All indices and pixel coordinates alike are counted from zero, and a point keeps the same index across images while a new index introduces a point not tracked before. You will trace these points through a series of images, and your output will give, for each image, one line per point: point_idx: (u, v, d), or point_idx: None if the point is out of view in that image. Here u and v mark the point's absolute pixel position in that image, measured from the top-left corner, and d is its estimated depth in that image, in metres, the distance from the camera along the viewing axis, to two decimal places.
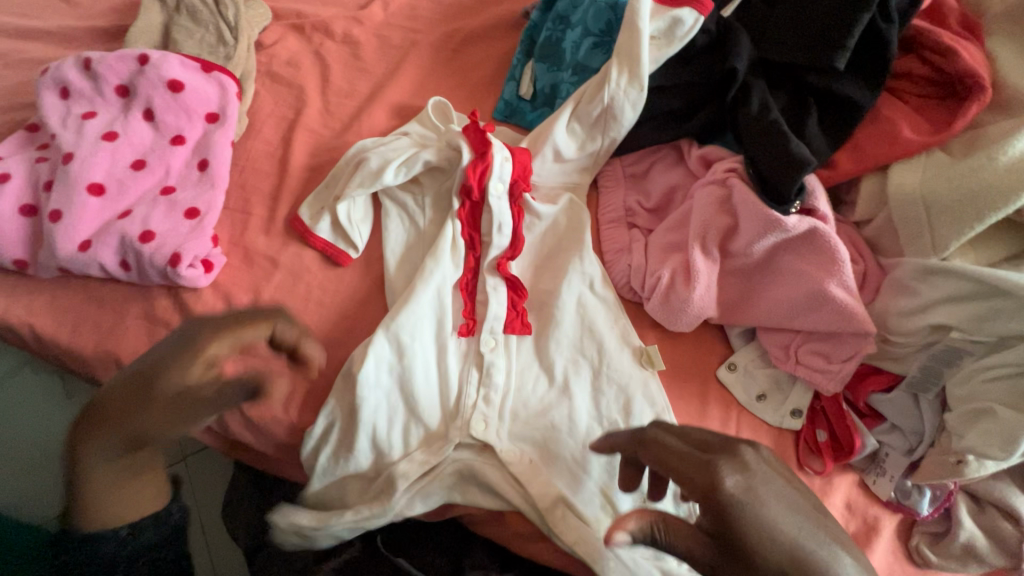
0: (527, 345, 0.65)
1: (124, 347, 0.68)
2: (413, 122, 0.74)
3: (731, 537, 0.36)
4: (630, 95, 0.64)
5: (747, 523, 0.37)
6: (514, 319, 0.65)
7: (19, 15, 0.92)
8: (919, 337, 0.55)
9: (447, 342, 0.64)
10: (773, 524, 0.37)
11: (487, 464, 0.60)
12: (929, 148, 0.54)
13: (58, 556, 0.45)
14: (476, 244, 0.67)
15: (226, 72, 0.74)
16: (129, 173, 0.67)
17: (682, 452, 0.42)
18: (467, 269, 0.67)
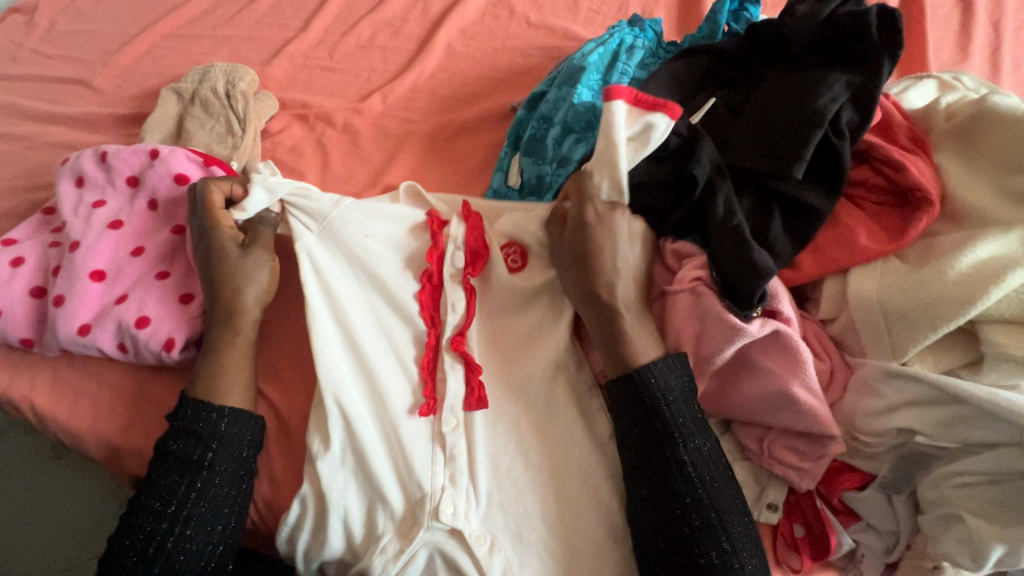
0: (484, 423, 0.67)
1: (116, 425, 0.71)
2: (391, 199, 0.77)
3: (615, 320, 0.63)
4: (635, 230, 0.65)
5: (628, 327, 0.62)
6: (469, 396, 0.67)
7: (48, 100, 1.00)
8: (887, 438, 0.56)
9: (403, 423, 0.65)
10: (636, 335, 0.62)
11: (459, 548, 0.62)
12: (884, 256, 0.57)
13: (176, 452, 0.61)
14: (437, 323, 0.70)
15: (226, 166, 0.79)
16: (128, 259, 0.72)
17: (601, 298, 0.63)
18: (426, 347, 0.69)
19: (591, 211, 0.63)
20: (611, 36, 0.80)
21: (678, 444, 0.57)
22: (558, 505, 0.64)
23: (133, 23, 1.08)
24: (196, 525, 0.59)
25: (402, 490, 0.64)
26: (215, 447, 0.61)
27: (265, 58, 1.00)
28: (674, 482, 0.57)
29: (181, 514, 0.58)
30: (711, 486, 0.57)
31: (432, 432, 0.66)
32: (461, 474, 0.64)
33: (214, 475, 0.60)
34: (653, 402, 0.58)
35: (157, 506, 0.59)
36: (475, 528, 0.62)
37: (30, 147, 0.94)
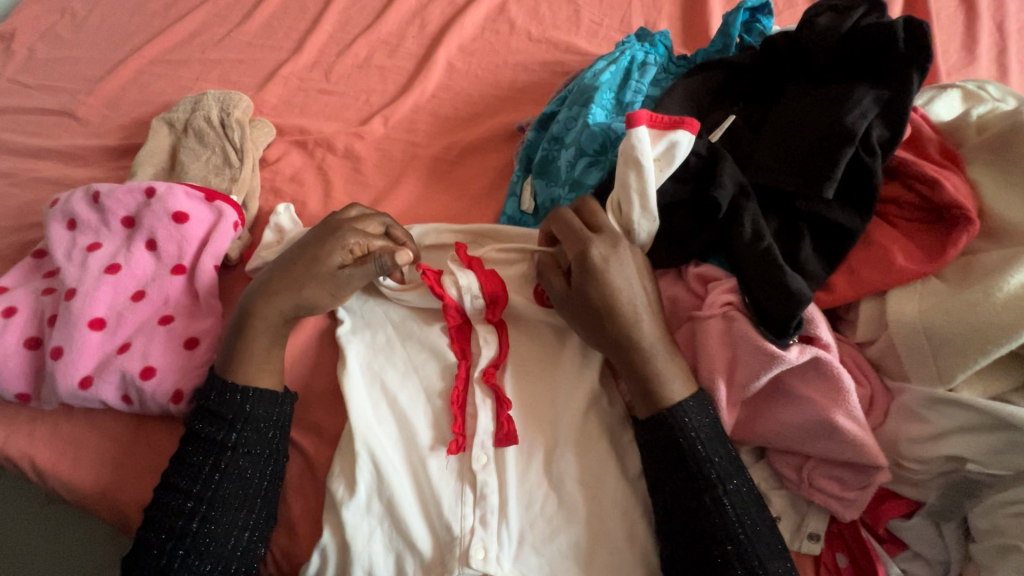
0: (518, 458, 0.64)
1: (123, 480, 0.67)
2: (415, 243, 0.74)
3: (637, 365, 0.59)
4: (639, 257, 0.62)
5: (653, 370, 0.58)
6: (502, 430, 0.64)
7: (31, 133, 0.95)
8: (936, 465, 0.54)
9: (431, 461, 0.63)
10: (665, 378, 0.58)
11: None
12: (924, 276, 0.55)
13: (202, 428, 0.62)
14: (467, 355, 0.68)
15: (229, 201, 0.75)
16: (128, 305, 0.69)
17: (611, 342, 0.59)
18: (457, 380, 0.66)
19: (595, 252, 0.59)
20: (622, 52, 0.78)
21: (718, 486, 0.55)
22: (588, 544, 0.61)
23: (117, 49, 1.04)
24: (221, 505, 0.59)
25: (432, 533, 0.61)
26: (240, 429, 0.61)
27: (259, 82, 0.96)
28: (714, 531, 0.54)
29: (207, 495, 0.59)
30: (751, 530, 0.54)
31: (462, 468, 0.64)
32: (491, 515, 0.61)
33: (238, 455, 0.61)
34: (687, 444, 0.56)
35: (186, 488, 0.59)
36: (509, 571, 0.60)
37: (14, 183, 0.89)
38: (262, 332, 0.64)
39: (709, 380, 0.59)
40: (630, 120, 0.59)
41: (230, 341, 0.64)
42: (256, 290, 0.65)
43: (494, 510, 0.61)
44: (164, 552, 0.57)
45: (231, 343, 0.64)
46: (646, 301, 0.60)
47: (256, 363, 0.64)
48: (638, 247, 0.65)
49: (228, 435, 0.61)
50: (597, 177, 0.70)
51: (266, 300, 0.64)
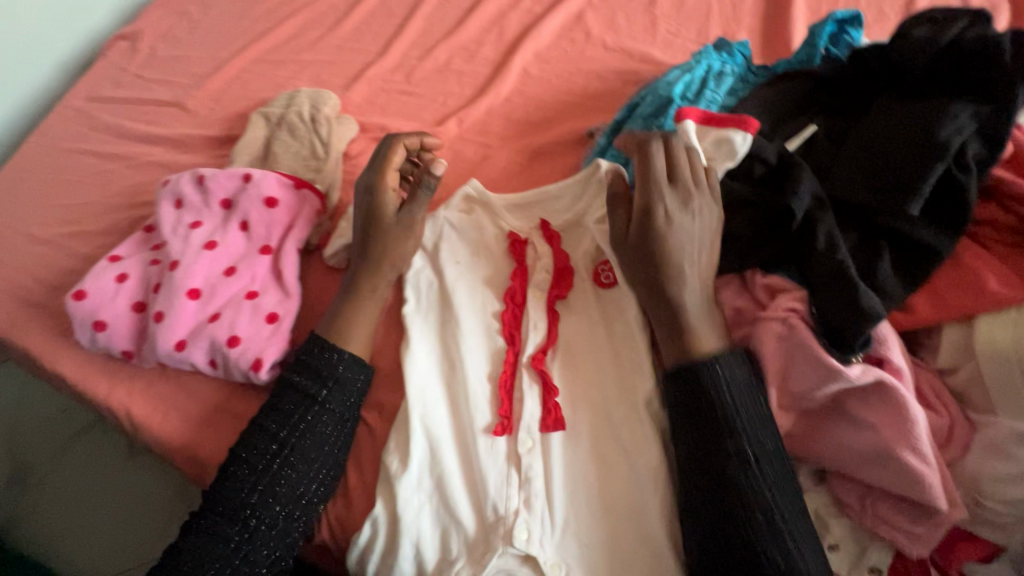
0: (563, 444, 0.67)
1: (203, 437, 0.74)
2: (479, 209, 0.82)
3: (677, 322, 0.60)
4: (707, 215, 0.62)
5: (688, 331, 0.59)
6: (548, 417, 0.68)
7: (147, 122, 1.07)
8: (1023, 508, 0.50)
9: (479, 443, 0.67)
10: (706, 351, 0.58)
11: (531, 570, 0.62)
12: (1019, 303, 0.51)
13: (295, 378, 0.67)
14: (516, 340, 0.73)
15: (314, 190, 0.82)
16: (220, 278, 0.75)
17: (656, 293, 0.62)
18: (506, 364, 0.71)
19: (660, 208, 0.61)
20: (699, 62, 0.77)
21: (746, 465, 0.55)
22: (622, 544, 0.63)
23: (224, 50, 1.15)
24: (301, 454, 0.64)
25: (476, 512, 0.65)
26: (330, 387, 0.67)
27: (346, 82, 1.03)
28: (738, 516, 0.54)
29: (291, 441, 0.64)
30: (803, 552, 0.53)
31: (508, 454, 0.67)
32: (534, 497, 0.64)
33: (323, 411, 0.66)
34: (743, 461, 0.55)
35: (277, 431, 0.65)
36: (551, 555, 0.63)
37: (131, 165, 1.00)
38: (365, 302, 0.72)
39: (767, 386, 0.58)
40: (679, 115, 0.66)
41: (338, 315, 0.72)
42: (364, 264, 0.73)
43: (538, 494, 0.64)
44: (251, 485, 0.62)
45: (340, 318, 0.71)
46: (697, 263, 0.61)
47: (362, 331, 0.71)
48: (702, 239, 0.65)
49: (316, 396, 0.66)
50: None
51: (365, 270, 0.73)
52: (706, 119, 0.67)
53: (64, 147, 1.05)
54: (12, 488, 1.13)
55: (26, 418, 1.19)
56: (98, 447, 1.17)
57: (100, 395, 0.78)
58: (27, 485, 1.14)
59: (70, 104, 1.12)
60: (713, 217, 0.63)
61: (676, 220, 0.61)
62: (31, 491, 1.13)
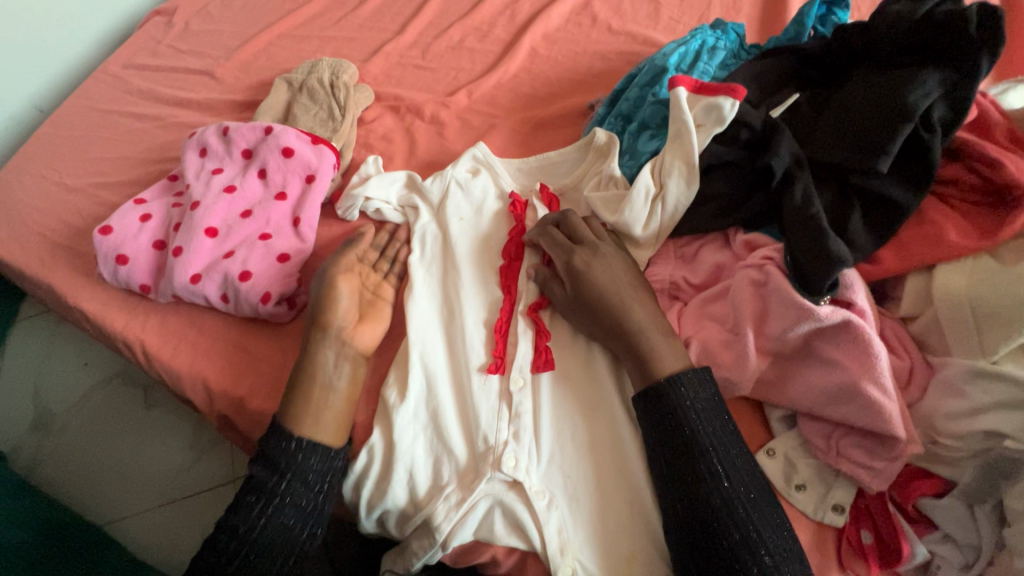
0: (551, 386, 0.71)
1: (213, 367, 0.79)
2: (483, 171, 0.86)
3: (633, 351, 0.64)
4: (668, 195, 0.69)
5: (643, 349, 0.63)
6: (537, 358, 0.71)
7: (178, 88, 1.13)
8: (972, 442, 0.54)
9: (473, 381, 0.71)
10: (651, 346, 0.63)
11: (518, 499, 0.65)
12: (975, 253, 0.55)
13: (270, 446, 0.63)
14: (512, 291, 0.77)
15: (330, 147, 0.86)
16: (237, 221, 0.81)
17: (610, 340, 0.66)
18: (502, 312, 0.75)
19: (577, 260, 0.69)
20: (694, 36, 0.83)
21: (707, 453, 0.58)
22: (603, 487, 0.65)
23: (253, 25, 1.22)
24: (287, 513, 0.61)
25: (467, 443, 0.69)
26: (306, 446, 0.63)
27: (365, 56, 1.09)
28: (710, 508, 0.56)
29: (273, 503, 0.61)
30: (747, 501, 0.56)
31: (501, 391, 0.70)
32: (523, 430, 0.67)
33: (304, 469, 0.62)
34: (681, 412, 0.59)
35: (269, 471, 0.62)
36: (536, 483, 0.65)
37: (161, 126, 1.07)
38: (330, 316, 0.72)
39: (742, 329, 0.63)
40: (672, 82, 0.69)
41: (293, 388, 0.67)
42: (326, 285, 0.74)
43: (525, 428, 0.67)
44: (237, 531, 0.59)
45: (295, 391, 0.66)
46: (624, 272, 0.68)
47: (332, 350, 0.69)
48: (673, 214, 0.71)
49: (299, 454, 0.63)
50: (656, 145, 0.76)
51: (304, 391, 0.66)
52: (699, 87, 0.69)
53: (100, 108, 1.12)
54: (33, 433, 1.19)
55: (50, 368, 1.25)
56: (116, 397, 1.21)
57: (119, 328, 0.83)
58: (47, 431, 1.19)
59: (106, 70, 1.19)
60: (674, 204, 0.70)
61: (593, 265, 0.68)
62: (50, 437, 1.18)
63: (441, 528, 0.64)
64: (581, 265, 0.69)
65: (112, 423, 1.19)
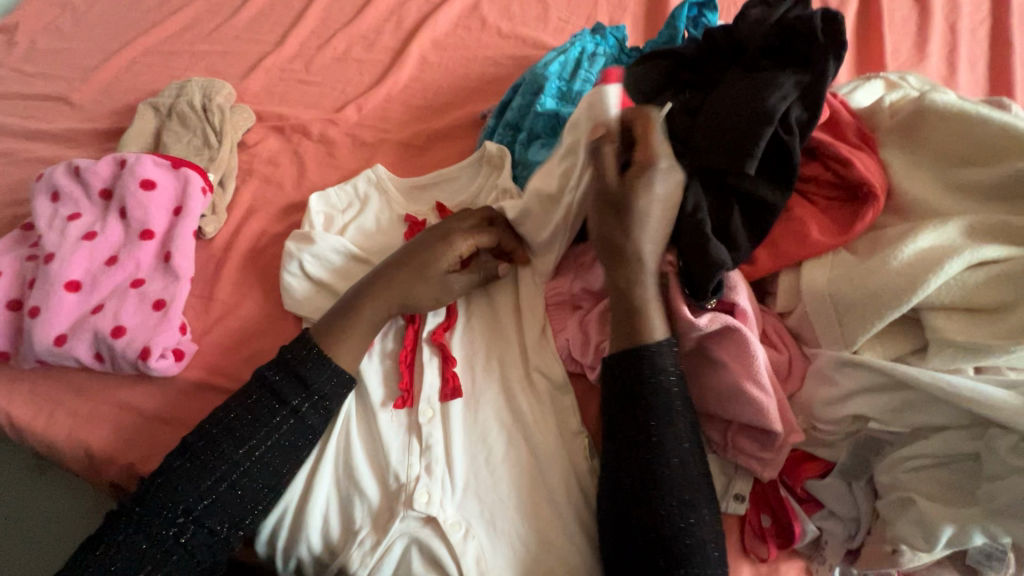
0: (461, 412, 0.70)
1: (95, 433, 0.72)
2: (375, 192, 0.84)
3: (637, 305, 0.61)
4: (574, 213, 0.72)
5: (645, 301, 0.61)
6: (446, 387, 0.70)
7: (28, 117, 1.01)
8: (843, 426, 0.58)
9: (382, 416, 0.69)
10: (650, 302, 0.61)
11: (434, 534, 0.63)
12: (836, 248, 0.59)
13: (221, 442, 0.62)
14: (416, 318, 0.75)
15: (194, 168, 0.80)
16: (102, 269, 0.74)
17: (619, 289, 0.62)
18: (407, 343, 0.73)
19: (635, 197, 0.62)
20: (573, 43, 0.84)
21: (666, 423, 0.58)
22: (532, 487, 0.66)
23: (112, 42, 1.10)
24: (211, 518, 0.60)
25: (380, 483, 0.66)
26: (263, 443, 0.62)
27: (243, 71, 1.02)
28: (652, 477, 0.57)
29: (203, 503, 0.59)
30: (689, 469, 0.57)
31: (409, 423, 0.69)
32: (434, 462, 0.66)
33: (247, 471, 0.62)
34: (653, 380, 0.59)
35: (213, 461, 0.61)
36: (452, 514, 0.64)
37: (11, 163, 0.95)
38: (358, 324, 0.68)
39: None
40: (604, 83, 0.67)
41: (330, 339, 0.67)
42: (346, 300, 0.70)
43: (439, 459, 0.66)
44: (165, 528, 0.58)
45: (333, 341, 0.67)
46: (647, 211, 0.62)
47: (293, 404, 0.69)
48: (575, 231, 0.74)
49: (255, 456, 0.62)
50: (546, 155, 0.75)
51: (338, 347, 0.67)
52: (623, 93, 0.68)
53: None
54: None
55: None
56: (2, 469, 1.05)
57: None
58: None
59: None
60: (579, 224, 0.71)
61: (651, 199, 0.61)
62: None
63: (359, 574, 0.62)
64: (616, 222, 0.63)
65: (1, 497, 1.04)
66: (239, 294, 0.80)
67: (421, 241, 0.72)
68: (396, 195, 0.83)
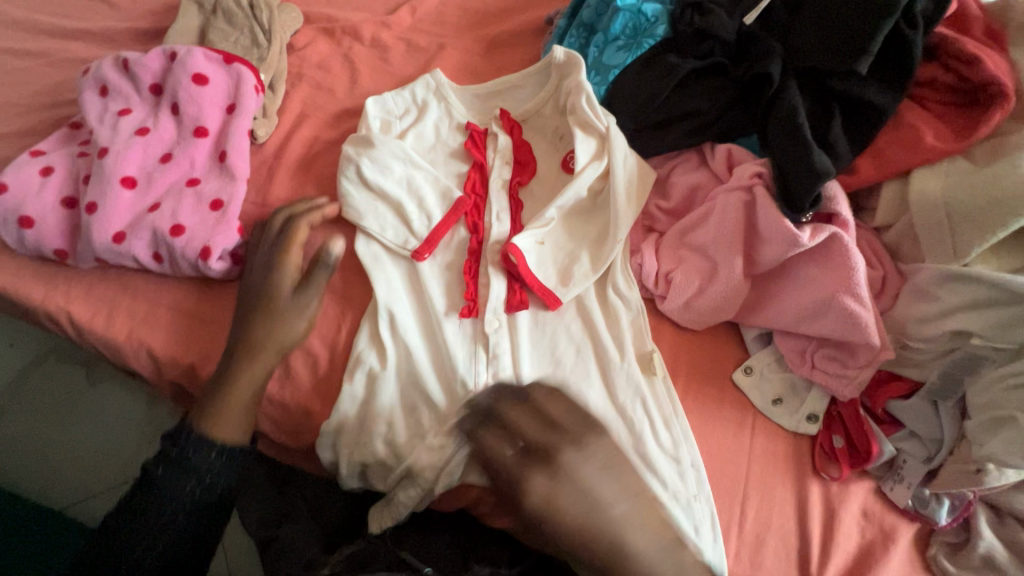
0: (525, 322, 0.68)
1: (157, 335, 0.71)
2: (433, 99, 0.79)
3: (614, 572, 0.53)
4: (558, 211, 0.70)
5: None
6: (512, 298, 0.68)
7: (62, 16, 0.95)
8: (939, 343, 0.55)
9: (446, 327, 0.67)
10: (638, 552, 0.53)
11: None
12: (950, 155, 0.54)
13: (171, 475, 0.58)
14: (479, 229, 0.72)
15: (246, 65, 0.76)
16: (157, 166, 0.71)
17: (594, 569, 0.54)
18: (470, 252, 0.71)
19: (561, 458, 0.55)
20: None
21: None
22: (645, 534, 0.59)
23: None
24: (177, 540, 0.58)
25: (446, 389, 0.65)
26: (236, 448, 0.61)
27: None
28: None
29: (169, 526, 0.57)
30: None
31: (474, 333, 0.67)
32: (501, 370, 0.65)
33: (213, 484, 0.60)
34: None
35: (172, 475, 0.58)
36: None
37: (48, 63, 0.90)
38: (249, 360, 0.62)
39: (729, 258, 0.62)
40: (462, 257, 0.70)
41: (213, 378, 0.61)
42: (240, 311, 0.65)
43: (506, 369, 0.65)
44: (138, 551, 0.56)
45: (214, 382, 0.61)
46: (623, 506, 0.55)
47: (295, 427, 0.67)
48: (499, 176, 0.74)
49: (208, 475, 0.59)
50: (623, 59, 0.72)
51: (215, 417, 0.60)
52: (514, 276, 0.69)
53: None
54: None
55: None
56: (54, 377, 1.05)
57: (37, 300, 0.73)
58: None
59: None
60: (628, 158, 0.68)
61: (586, 482, 0.54)
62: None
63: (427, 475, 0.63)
64: (565, 466, 0.55)
65: (55, 401, 1.04)
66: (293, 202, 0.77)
67: (256, 285, 0.65)
68: (457, 104, 0.78)
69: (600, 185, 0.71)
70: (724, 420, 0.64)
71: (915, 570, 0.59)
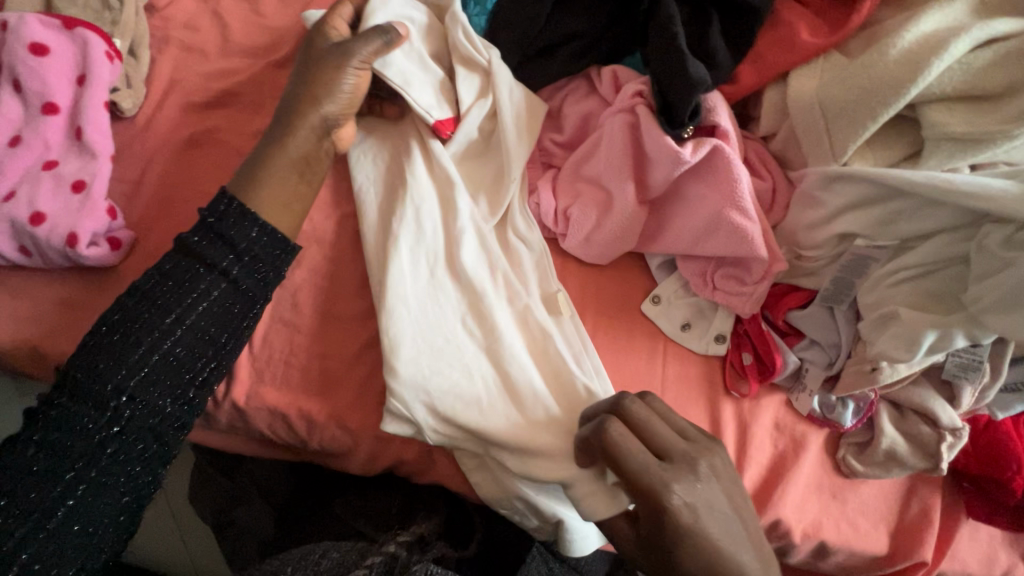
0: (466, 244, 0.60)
1: (40, 334, 0.65)
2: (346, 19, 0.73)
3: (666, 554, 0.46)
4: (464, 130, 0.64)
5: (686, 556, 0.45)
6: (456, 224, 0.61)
7: None
8: (829, 248, 0.55)
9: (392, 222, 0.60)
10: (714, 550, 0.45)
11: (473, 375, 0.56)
12: (826, 50, 0.53)
13: (138, 318, 0.51)
14: None
15: (91, 28, 0.69)
16: (5, 151, 0.64)
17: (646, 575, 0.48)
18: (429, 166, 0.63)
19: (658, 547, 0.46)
20: None
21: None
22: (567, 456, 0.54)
23: None
24: (148, 393, 0.50)
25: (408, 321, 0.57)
26: (232, 273, 0.53)
27: None
28: None
29: (133, 382, 0.49)
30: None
31: (429, 252, 0.60)
32: None
33: (198, 316, 0.52)
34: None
35: (147, 315, 0.51)
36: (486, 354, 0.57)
37: None
38: (283, 162, 0.57)
39: (621, 185, 0.60)
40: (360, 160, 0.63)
41: (245, 169, 0.57)
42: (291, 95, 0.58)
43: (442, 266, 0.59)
44: (104, 407, 0.49)
45: (248, 167, 0.57)
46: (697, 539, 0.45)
47: (337, 95, 0.58)
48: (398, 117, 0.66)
49: (200, 310, 0.52)
50: None
51: (246, 184, 0.56)
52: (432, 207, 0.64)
53: None
54: None
55: None
56: None
57: None
58: None
59: None
60: (513, 91, 0.64)
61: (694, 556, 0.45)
62: None
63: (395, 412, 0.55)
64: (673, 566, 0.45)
65: None
66: (172, 176, 0.71)
67: (304, 74, 0.59)
68: None
69: (490, 126, 0.66)
70: (636, 351, 0.62)
71: (827, 474, 0.61)
